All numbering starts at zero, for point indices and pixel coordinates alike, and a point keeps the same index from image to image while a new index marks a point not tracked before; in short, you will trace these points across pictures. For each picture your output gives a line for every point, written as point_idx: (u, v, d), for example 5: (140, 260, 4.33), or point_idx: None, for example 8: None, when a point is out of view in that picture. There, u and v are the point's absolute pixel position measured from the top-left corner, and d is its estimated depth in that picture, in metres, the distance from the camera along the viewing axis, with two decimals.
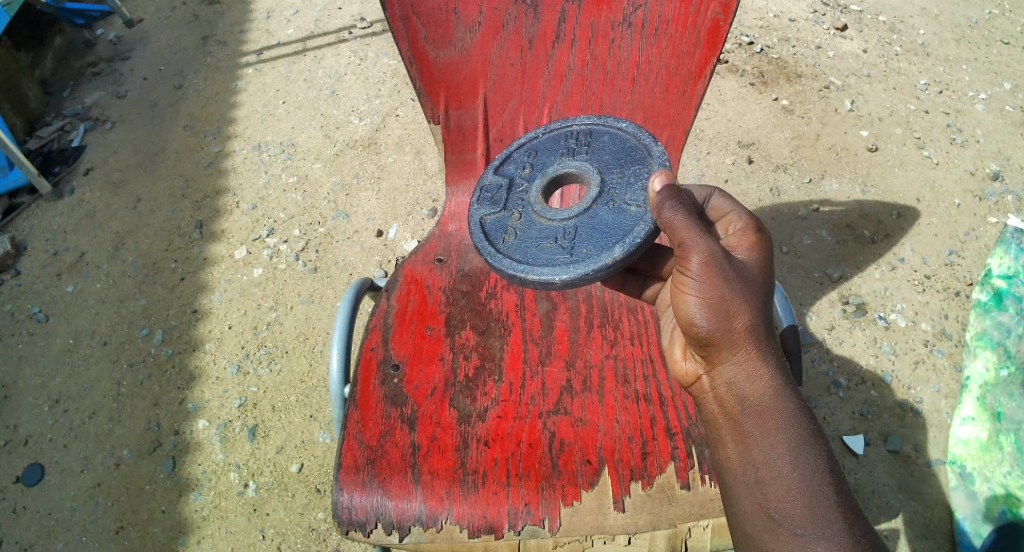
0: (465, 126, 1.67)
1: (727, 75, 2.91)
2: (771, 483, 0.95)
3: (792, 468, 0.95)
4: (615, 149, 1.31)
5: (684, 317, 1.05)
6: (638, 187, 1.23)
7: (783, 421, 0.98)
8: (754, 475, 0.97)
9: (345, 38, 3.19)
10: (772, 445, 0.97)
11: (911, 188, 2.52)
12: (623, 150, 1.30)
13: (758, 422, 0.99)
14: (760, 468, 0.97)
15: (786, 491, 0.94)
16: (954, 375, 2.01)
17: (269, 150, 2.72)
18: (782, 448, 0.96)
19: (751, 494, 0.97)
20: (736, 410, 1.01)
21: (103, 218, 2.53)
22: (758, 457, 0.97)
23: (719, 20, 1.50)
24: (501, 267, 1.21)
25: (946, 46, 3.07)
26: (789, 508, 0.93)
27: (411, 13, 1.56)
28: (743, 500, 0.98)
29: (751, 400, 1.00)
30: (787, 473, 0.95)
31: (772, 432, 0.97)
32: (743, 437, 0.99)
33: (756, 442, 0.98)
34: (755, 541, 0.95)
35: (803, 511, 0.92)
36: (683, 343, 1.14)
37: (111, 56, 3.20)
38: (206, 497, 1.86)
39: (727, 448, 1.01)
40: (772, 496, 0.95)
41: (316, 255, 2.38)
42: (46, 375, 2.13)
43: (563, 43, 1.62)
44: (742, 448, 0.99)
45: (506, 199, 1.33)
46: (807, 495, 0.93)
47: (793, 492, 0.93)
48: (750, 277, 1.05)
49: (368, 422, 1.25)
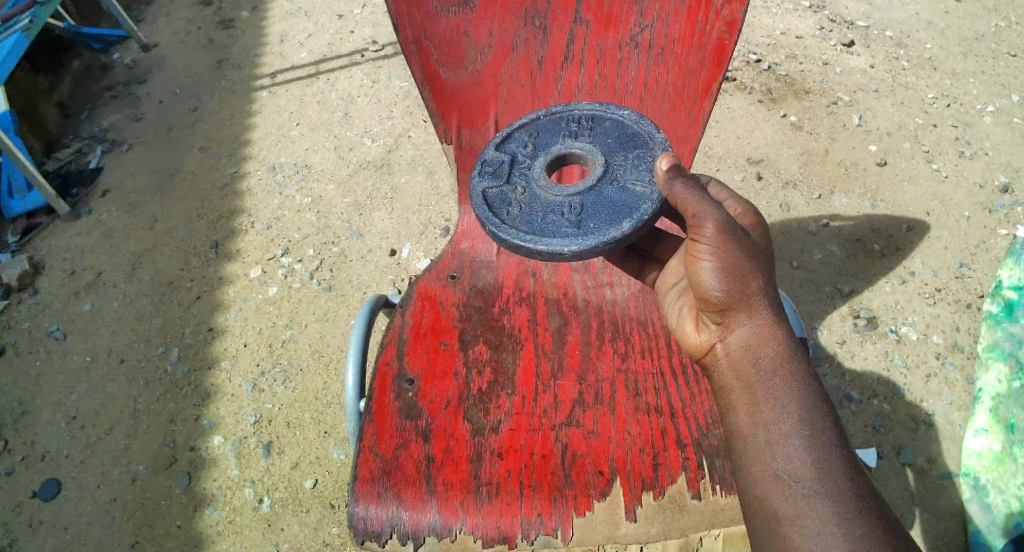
0: (476, 146, 1.69)
1: (734, 92, 2.94)
2: (781, 445, 0.97)
3: (802, 432, 0.97)
4: (617, 134, 1.37)
5: (701, 286, 1.12)
6: (642, 168, 1.29)
7: (793, 386, 1.02)
8: (765, 436, 0.99)
9: (359, 61, 3.27)
10: (783, 408, 1.00)
11: (920, 202, 2.53)
12: (625, 135, 1.36)
13: (770, 385, 1.02)
14: (770, 428, 0.99)
15: (795, 451, 0.96)
16: (966, 387, 2.02)
17: (284, 171, 2.78)
18: (792, 412, 0.99)
19: (761, 456, 0.98)
20: (749, 371, 1.06)
21: (120, 238, 2.58)
22: (769, 418, 1.00)
23: (725, 38, 1.53)
24: (508, 237, 1.25)
25: (953, 60, 3.10)
26: (798, 467, 0.95)
27: (423, 36, 1.60)
28: (753, 462, 0.99)
29: (764, 359, 1.05)
30: (796, 435, 0.97)
31: (784, 395, 1.01)
32: (755, 401, 1.03)
33: (767, 407, 1.01)
34: (765, 498, 0.96)
35: (812, 471, 0.94)
36: (693, 318, 1.20)
37: (129, 79, 3.29)
38: (221, 513, 1.89)
39: (739, 412, 1.04)
40: (781, 456, 0.97)
41: (330, 274, 2.42)
42: (64, 391, 2.16)
43: (572, 64, 1.66)
44: (753, 409, 1.02)
45: (509, 173, 1.36)
46: (815, 455, 0.95)
47: (802, 452, 0.95)
48: (759, 248, 1.15)
49: (384, 435, 1.27)
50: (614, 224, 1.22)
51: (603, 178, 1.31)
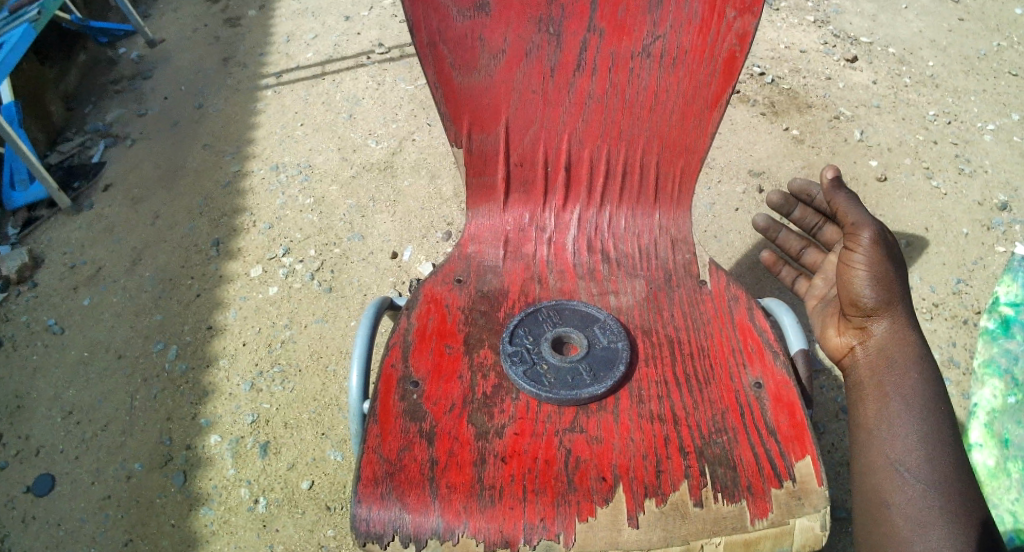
0: (487, 149, 1.70)
1: (737, 104, 2.96)
2: (900, 438, 1.33)
3: (918, 430, 1.32)
4: (580, 310, 1.51)
5: (855, 294, 1.53)
6: (609, 324, 1.48)
7: (921, 395, 1.37)
8: (887, 430, 1.34)
9: (364, 63, 3.28)
10: (907, 410, 1.35)
11: (919, 218, 2.56)
12: (585, 310, 1.51)
13: (898, 386, 1.40)
14: (899, 454, 1.31)
15: (908, 446, 1.31)
16: (962, 402, 2.05)
17: (287, 171, 2.78)
18: (919, 412, 1.34)
19: (883, 476, 1.30)
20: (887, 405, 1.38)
21: (121, 234, 2.58)
22: (897, 447, 1.32)
23: (735, 51, 1.59)
24: (562, 395, 1.34)
25: (954, 77, 3.13)
26: (909, 458, 1.30)
27: (437, 39, 1.59)
28: (871, 453, 1.34)
29: (896, 361, 1.44)
30: (915, 432, 1.32)
31: (909, 399, 1.37)
32: (885, 401, 1.39)
33: (896, 408, 1.37)
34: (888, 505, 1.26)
35: (920, 462, 1.28)
36: (840, 333, 1.59)
37: (133, 74, 3.29)
38: (216, 512, 1.88)
39: (868, 407, 1.40)
40: (896, 449, 1.32)
41: (331, 274, 2.42)
42: (61, 386, 2.16)
43: (585, 72, 1.66)
44: (885, 439, 1.34)
45: (529, 356, 1.40)
46: (929, 450, 1.29)
47: (916, 448, 1.30)
48: (899, 266, 1.55)
49: (388, 436, 1.27)
50: (612, 376, 1.38)
51: (590, 342, 1.44)
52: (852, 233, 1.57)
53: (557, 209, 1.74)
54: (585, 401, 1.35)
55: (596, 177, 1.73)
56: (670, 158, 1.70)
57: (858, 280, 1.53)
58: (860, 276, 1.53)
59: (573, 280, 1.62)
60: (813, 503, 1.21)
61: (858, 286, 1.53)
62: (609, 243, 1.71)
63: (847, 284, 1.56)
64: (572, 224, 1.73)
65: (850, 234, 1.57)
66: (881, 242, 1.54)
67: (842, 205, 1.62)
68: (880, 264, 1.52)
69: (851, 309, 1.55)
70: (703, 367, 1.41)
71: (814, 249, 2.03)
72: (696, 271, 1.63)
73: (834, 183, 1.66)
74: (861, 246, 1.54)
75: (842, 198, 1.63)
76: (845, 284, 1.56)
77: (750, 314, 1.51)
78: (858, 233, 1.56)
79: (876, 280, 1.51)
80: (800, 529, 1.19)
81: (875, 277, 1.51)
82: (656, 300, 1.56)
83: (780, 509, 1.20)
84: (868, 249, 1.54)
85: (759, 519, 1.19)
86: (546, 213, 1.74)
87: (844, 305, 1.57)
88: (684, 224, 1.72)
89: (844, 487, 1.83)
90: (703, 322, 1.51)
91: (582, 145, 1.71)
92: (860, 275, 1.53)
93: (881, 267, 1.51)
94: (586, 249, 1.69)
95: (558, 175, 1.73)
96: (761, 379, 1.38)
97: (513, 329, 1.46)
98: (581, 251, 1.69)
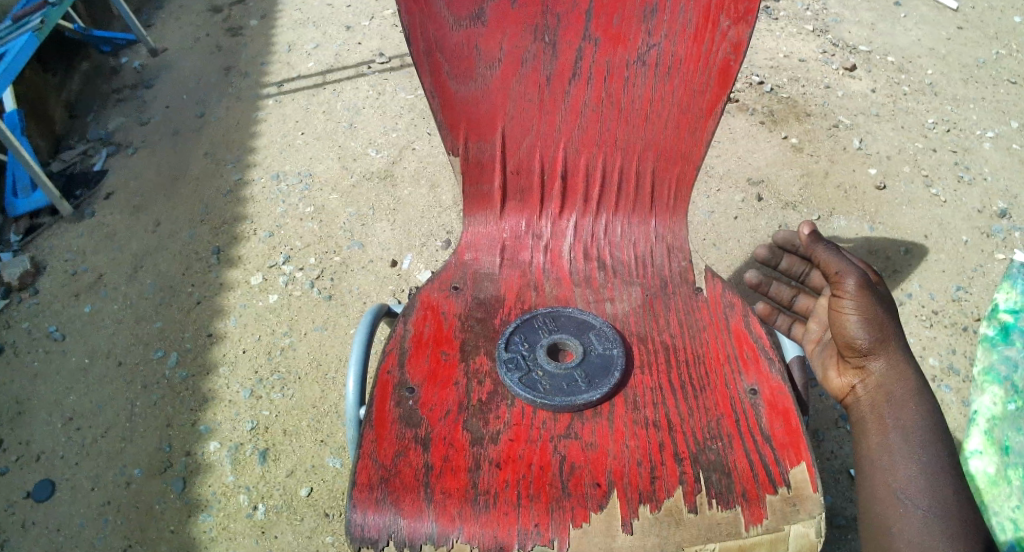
0: (483, 158, 1.72)
1: (736, 113, 2.97)
2: (902, 469, 1.30)
3: (920, 459, 1.29)
4: (577, 318, 1.52)
5: (848, 337, 1.48)
6: (606, 331, 1.49)
7: (921, 425, 1.34)
8: (889, 461, 1.32)
9: (365, 72, 3.31)
10: (908, 441, 1.33)
11: (918, 225, 2.56)
12: (582, 318, 1.51)
13: (897, 417, 1.38)
14: (900, 481, 1.28)
15: (910, 476, 1.28)
16: (962, 409, 2.05)
17: (288, 180, 2.80)
18: (919, 442, 1.32)
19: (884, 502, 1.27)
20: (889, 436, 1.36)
21: (123, 241, 2.60)
22: (899, 475, 1.29)
23: (730, 59, 1.60)
24: (557, 402, 1.34)
25: (953, 85, 3.14)
26: (911, 487, 1.26)
27: (434, 49, 1.60)
28: (875, 484, 1.31)
29: (897, 395, 1.41)
30: (916, 461, 1.29)
31: (908, 429, 1.34)
32: (885, 432, 1.36)
33: (897, 438, 1.34)
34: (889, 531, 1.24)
35: (923, 490, 1.25)
36: (837, 373, 1.54)
37: (136, 83, 3.32)
38: (215, 518, 1.88)
39: (870, 439, 1.38)
40: (898, 478, 1.28)
41: (331, 282, 2.43)
42: (62, 392, 2.17)
43: (580, 81, 1.67)
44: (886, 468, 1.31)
45: (525, 363, 1.41)
46: (931, 478, 1.26)
47: (917, 477, 1.27)
48: (890, 304, 1.51)
49: (383, 442, 1.28)
50: (608, 382, 1.38)
51: (585, 348, 1.45)
52: (837, 279, 1.52)
53: (554, 217, 1.75)
54: (580, 407, 1.35)
55: (592, 186, 1.74)
56: (666, 167, 1.71)
57: (850, 324, 1.48)
58: (850, 319, 1.48)
59: (569, 288, 1.62)
60: (808, 509, 1.21)
61: (850, 329, 1.48)
62: (606, 250, 1.71)
63: (838, 329, 1.51)
64: (568, 232, 1.74)
65: (835, 280, 1.53)
66: (868, 285, 1.49)
67: (821, 254, 1.58)
68: (870, 305, 1.47)
69: (846, 351, 1.50)
70: (698, 374, 1.42)
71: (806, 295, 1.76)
72: (692, 278, 1.63)
73: (811, 236, 1.62)
74: (847, 291, 1.49)
75: (820, 246, 1.58)
76: (836, 328, 1.51)
77: (745, 321, 1.51)
78: (841, 277, 1.51)
79: (868, 323, 1.47)
80: (795, 535, 1.19)
81: (866, 319, 1.46)
82: (651, 307, 1.57)
83: (775, 515, 1.20)
84: (855, 295, 1.49)
85: (753, 524, 1.19)
86: (542, 221, 1.75)
87: (840, 347, 1.52)
88: (680, 231, 1.73)
89: (844, 494, 1.83)
90: (698, 329, 1.51)
91: (578, 153, 1.72)
92: (850, 318, 1.48)
93: (871, 308, 1.47)
94: (582, 256, 1.70)
95: (554, 183, 1.74)
96: (756, 386, 1.38)
97: (508, 335, 1.46)
98: (577, 259, 1.70)
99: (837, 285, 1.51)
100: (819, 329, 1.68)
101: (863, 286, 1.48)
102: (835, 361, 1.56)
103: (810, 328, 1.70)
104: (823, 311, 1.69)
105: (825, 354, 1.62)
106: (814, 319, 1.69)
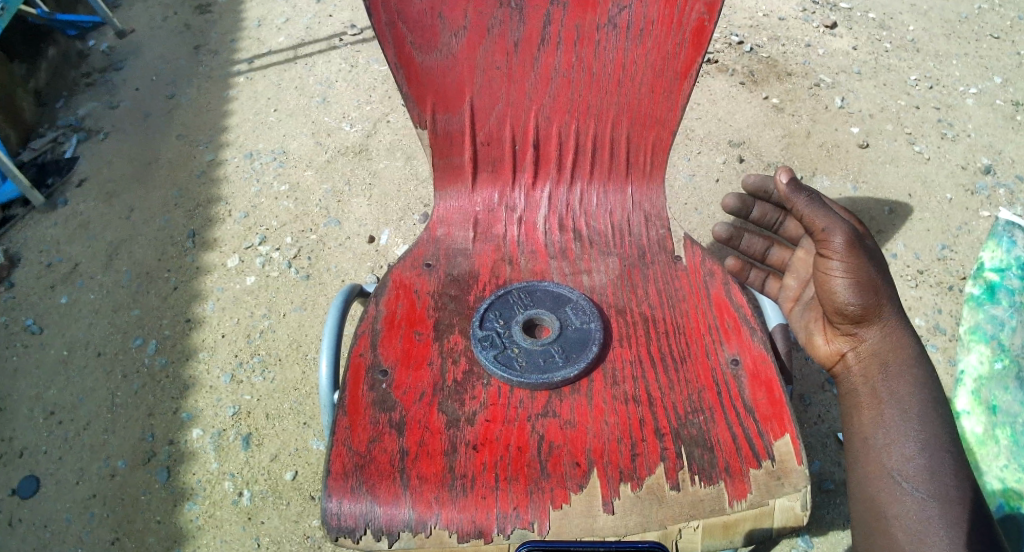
0: (452, 129, 1.65)
1: (716, 74, 2.90)
2: (898, 446, 1.24)
3: (917, 437, 1.24)
4: (551, 294, 1.47)
5: (838, 303, 1.38)
6: (581, 306, 1.44)
7: (918, 400, 1.28)
8: (884, 437, 1.26)
9: (336, 45, 3.20)
10: (905, 416, 1.26)
11: (903, 184, 2.53)
12: (556, 295, 1.47)
13: (892, 389, 1.31)
14: (897, 462, 1.22)
15: (908, 455, 1.22)
16: (948, 369, 2.04)
17: (261, 159, 2.72)
18: (917, 417, 1.26)
19: (880, 485, 1.22)
20: (883, 410, 1.29)
21: (97, 229, 2.52)
22: (897, 454, 1.23)
23: (704, 19, 1.53)
24: (532, 380, 1.31)
25: (936, 41, 3.09)
26: (908, 468, 1.21)
27: (397, 18, 1.52)
28: (869, 461, 1.25)
29: (892, 364, 1.34)
30: (914, 439, 1.23)
31: (906, 404, 1.28)
32: (880, 407, 1.30)
33: (893, 414, 1.28)
34: (885, 514, 1.19)
35: (922, 473, 1.20)
36: (824, 334, 1.47)
37: (104, 66, 3.19)
38: (201, 506, 1.85)
39: (863, 414, 1.32)
40: (895, 457, 1.23)
41: (308, 261, 2.38)
42: (41, 386, 2.11)
43: (549, 46, 1.60)
44: (883, 446, 1.25)
45: (500, 341, 1.37)
46: (930, 458, 1.21)
47: (916, 457, 1.21)
48: (880, 262, 1.41)
49: (357, 428, 1.24)
50: (585, 357, 1.34)
51: (562, 323, 1.41)
52: (823, 237, 1.40)
53: (527, 188, 1.70)
54: (557, 385, 1.31)
55: (565, 154, 1.69)
56: (641, 133, 1.66)
57: (838, 288, 1.38)
58: (838, 283, 1.38)
59: (545, 260, 1.58)
60: (793, 482, 1.19)
61: (840, 294, 1.38)
62: (581, 220, 1.67)
63: (823, 292, 1.41)
64: (543, 203, 1.69)
65: (822, 238, 1.40)
66: (857, 242, 1.38)
67: (804, 208, 1.44)
68: (860, 265, 1.36)
69: (835, 317, 1.41)
70: (678, 345, 1.38)
71: (779, 247, 1.78)
72: (670, 246, 1.59)
73: (791, 184, 1.47)
74: (836, 252, 1.38)
75: (802, 198, 1.44)
76: (824, 292, 1.41)
77: (726, 289, 1.48)
78: (829, 235, 1.39)
79: (858, 286, 1.36)
80: (779, 509, 1.17)
81: (857, 282, 1.36)
82: (629, 278, 1.53)
83: (759, 489, 1.18)
84: (844, 256, 1.37)
85: (737, 500, 1.17)
86: (515, 193, 1.70)
87: (828, 313, 1.42)
88: (657, 198, 1.69)
89: (832, 458, 1.82)
90: (678, 299, 1.47)
91: (550, 121, 1.66)
92: (838, 282, 1.38)
93: (862, 270, 1.36)
94: (557, 228, 1.65)
95: (526, 153, 1.69)
96: (738, 355, 1.35)
97: (483, 313, 1.42)
98: (552, 230, 1.65)
99: (825, 245, 1.39)
100: (798, 285, 1.64)
101: (853, 246, 1.36)
102: (820, 325, 1.48)
103: (787, 284, 1.67)
104: (800, 265, 1.66)
105: (808, 315, 1.54)
106: (792, 274, 1.67)
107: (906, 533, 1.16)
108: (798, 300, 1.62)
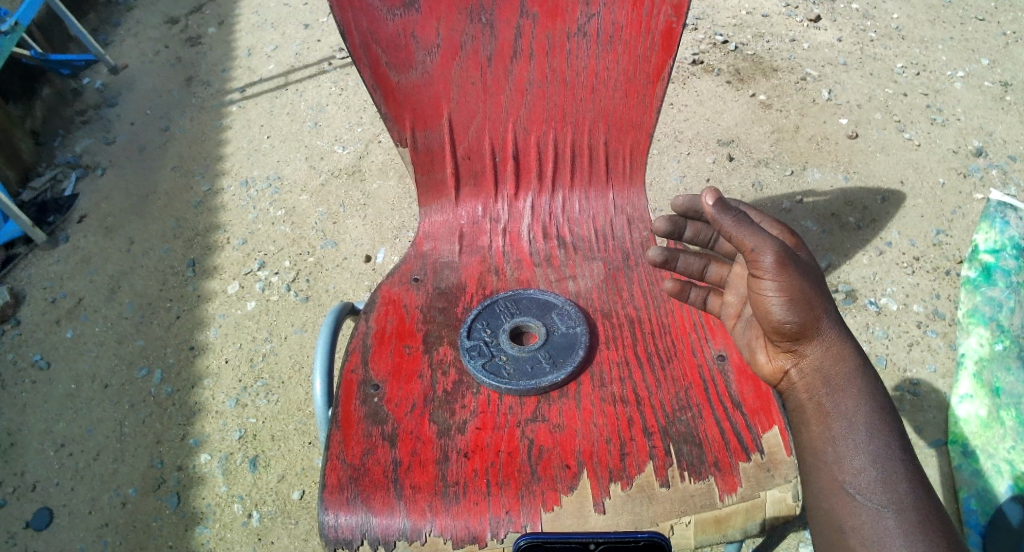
0: (432, 146, 1.69)
1: (702, 75, 2.93)
2: (848, 460, 1.08)
3: (869, 447, 1.08)
4: (535, 303, 1.49)
5: (775, 322, 1.18)
6: (565, 313, 1.47)
7: (866, 410, 1.11)
8: (834, 451, 1.10)
9: (326, 69, 3.27)
10: (852, 428, 1.10)
11: (894, 171, 2.54)
12: (539, 304, 1.49)
13: (838, 404, 1.13)
14: (848, 477, 1.07)
15: (858, 466, 1.07)
16: (949, 354, 2.03)
17: (257, 186, 2.77)
18: (866, 428, 1.09)
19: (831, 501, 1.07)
20: (830, 427, 1.12)
21: (99, 263, 2.56)
22: (848, 469, 1.07)
23: (671, 22, 1.55)
24: (522, 385, 1.33)
25: (921, 27, 3.10)
26: (861, 480, 1.06)
27: (370, 40, 1.54)
28: (821, 477, 1.10)
29: (835, 378, 1.14)
30: (863, 452, 1.07)
31: (853, 416, 1.10)
32: (828, 421, 1.12)
33: (841, 428, 1.11)
34: (841, 534, 1.04)
35: (876, 483, 1.04)
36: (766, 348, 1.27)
37: (99, 103, 3.26)
38: (212, 530, 1.87)
39: (811, 429, 1.14)
40: (846, 468, 1.07)
41: (307, 284, 2.41)
42: (50, 419, 2.14)
43: (522, 59, 1.63)
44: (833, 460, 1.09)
45: (490, 349, 1.40)
46: (883, 469, 1.05)
47: (868, 468, 1.06)
48: (813, 271, 1.20)
49: (350, 442, 1.26)
50: (573, 361, 1.37)
51: (549, 329, 1.43)
52: (751, 257, 1.17)
53: (509, 199, 1.74)
54: (545, 390, 1.34)
55: (545, 163, 1.73)
56: (619, 137, 1.69)
57: (773, 308, 1.17)
58: (773, 303, 1.16)
59: (530, 269, 1.61)
60: (783, 474, 1.19)
61: (774, 313, 1.17)
62: (565, 227, 1.70)
63: (757, 310, 1.20)
64: (526, 213, 1.72)
65: (750, 257, 1.17)
66: (789, 260, 1.15)
67: (731, 228, 1.18)
68: (794, 282, 1.15)
69: (773, 334, 1.21)
70: (664, 344, 1.41)
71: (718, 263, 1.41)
72: None
73: (718, 205, 1.20)
74: (767, 272, 1.15)
75: (729, 217, 1.18)
76: (758, 311, 1.20)
77: None
78: (758, 254, 1.16)
79: (795, 304, 1.15)
80: (771, 501, 1.17)
81: (791, 299, 1.15)
82: (614, 281, 1.56)
83: (750, 483, 1.18)
84: (777, 275, 1.15)
85: (727, 494, 1.18)
86: (499, 204, 1.73)
87: (765, 330, 1.22)
88: (639, 201, 1.72)
89: None
90: (662, 300, 1.50)
91: (528, 132, 1.70)
92: (772, 301, 1.16)
93: (797, 287, 1.15)
94: (541, 236, 1.68)
95: (507, 164, 1.73)
96: (724, 351, 1.37)
97: (471, 323, 1.44)
98: (537, 238, 1.68)
99: (754, 265, 1.16)
100: (738, 302, 1.35)
101: (786, 264, 1.14)
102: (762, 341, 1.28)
103: (727, 301, 1.38)
104: (738, 281, 1.35)
105: (749, 333, 1.32)
106: (731, 290, 1.37)
107: (864, 546, 1.01)
108: (740, 317, 1.35)
